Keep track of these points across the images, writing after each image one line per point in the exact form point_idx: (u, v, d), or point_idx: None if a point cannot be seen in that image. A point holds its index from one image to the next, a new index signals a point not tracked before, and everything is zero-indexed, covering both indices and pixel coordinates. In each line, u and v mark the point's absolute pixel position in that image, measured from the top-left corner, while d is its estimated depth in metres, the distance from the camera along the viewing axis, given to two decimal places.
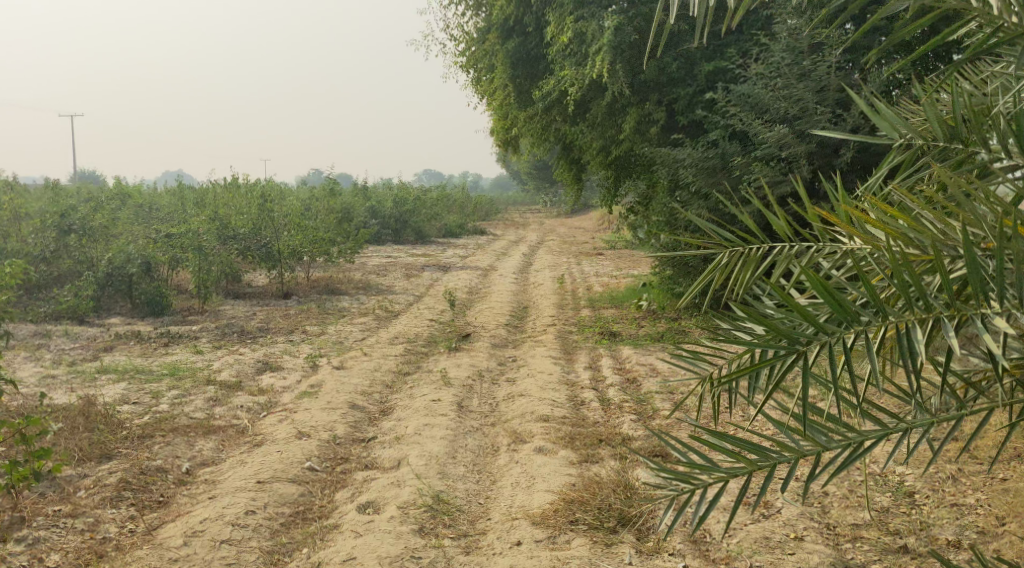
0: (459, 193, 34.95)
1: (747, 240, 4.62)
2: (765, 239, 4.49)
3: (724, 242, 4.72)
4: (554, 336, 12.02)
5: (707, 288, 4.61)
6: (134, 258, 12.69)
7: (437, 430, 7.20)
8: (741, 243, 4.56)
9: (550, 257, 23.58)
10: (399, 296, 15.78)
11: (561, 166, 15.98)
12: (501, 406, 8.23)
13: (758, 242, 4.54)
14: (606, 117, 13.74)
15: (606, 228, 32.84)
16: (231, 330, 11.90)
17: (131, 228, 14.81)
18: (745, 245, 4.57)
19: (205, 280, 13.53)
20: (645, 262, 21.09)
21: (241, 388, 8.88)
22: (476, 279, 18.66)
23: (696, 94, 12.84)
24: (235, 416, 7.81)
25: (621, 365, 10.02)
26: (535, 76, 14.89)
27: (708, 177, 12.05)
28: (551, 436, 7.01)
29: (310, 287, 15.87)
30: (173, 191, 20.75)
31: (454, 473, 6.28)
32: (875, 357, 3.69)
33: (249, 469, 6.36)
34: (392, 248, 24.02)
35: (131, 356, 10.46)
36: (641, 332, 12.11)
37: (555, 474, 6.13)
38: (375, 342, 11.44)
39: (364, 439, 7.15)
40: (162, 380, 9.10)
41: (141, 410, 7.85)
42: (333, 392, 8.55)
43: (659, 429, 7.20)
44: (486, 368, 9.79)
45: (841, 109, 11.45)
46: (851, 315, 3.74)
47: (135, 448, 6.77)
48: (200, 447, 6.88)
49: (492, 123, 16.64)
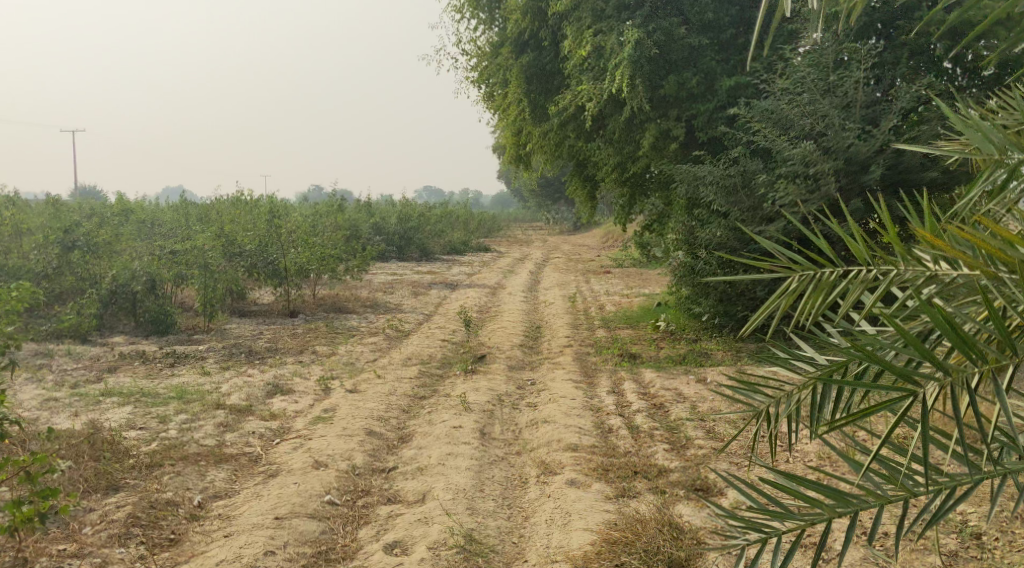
0: (462, 210, 34.58)
1: (818, 263, 4.29)
2: (839, 263, 4.18)
3: (791, 265, 4.39)
4: (572, 358, 11.64)
5: (774, 318, 4.27)
6: (139, 276, 12.35)
7: (461, 459, 6.82)
8: (811, 268, 4.24)
9: (558, 274, 23.20)
10: (409, 315, 15.40)
11: (574, 183, 15.60)
12: (524, 433, 7.86)
13: (830, 266, 4.23)
14: (624, 133, 13.40)
15: (612, 245, 32.43)
16: (239, 350, 11.53)
17: (135, 245, 14.46)
18: (816, 270, 4.25)
19: (211, 298, 13.36)
20: (656, 281, 20.72)
21: (252, 413, 8.51)
22: (484, 298, 18.26)
23: (717, 110, 12.53)
24: (247, 443, 7.44)
25: (646, 389, 9.65)
26: (550, 90, 14.58)
27: (729, 196, 11.68)
28: (583, 467, 6.65)
29: (317, 305, 15.50)
30: (176, 207, 20.39)
31: (484, 509, 5.91)
32: (999, 396, 3.41)
33: (266, 503, 5.98)
34: (397, 265, 23.62)
35: (136, 378, 10.08)
36: (662, 354, 11.74)
37: (592, 511, 5.78)
38: (388, 363, 11.06)
39: (384, 469, 6.77)
40: (169, 403, 8.73)
41: (148, 437, 7.48)
42: (349, 417, 8.17)
43: (696, 460, 6.83)
44: (504, 393, 9.39)
45: (869, 125, 11.15)
46: (975, 351, 3.45)
47: (143, 479, 6.40)
48: (212, 477, 6.51)
49: (503, 140, 16.31)
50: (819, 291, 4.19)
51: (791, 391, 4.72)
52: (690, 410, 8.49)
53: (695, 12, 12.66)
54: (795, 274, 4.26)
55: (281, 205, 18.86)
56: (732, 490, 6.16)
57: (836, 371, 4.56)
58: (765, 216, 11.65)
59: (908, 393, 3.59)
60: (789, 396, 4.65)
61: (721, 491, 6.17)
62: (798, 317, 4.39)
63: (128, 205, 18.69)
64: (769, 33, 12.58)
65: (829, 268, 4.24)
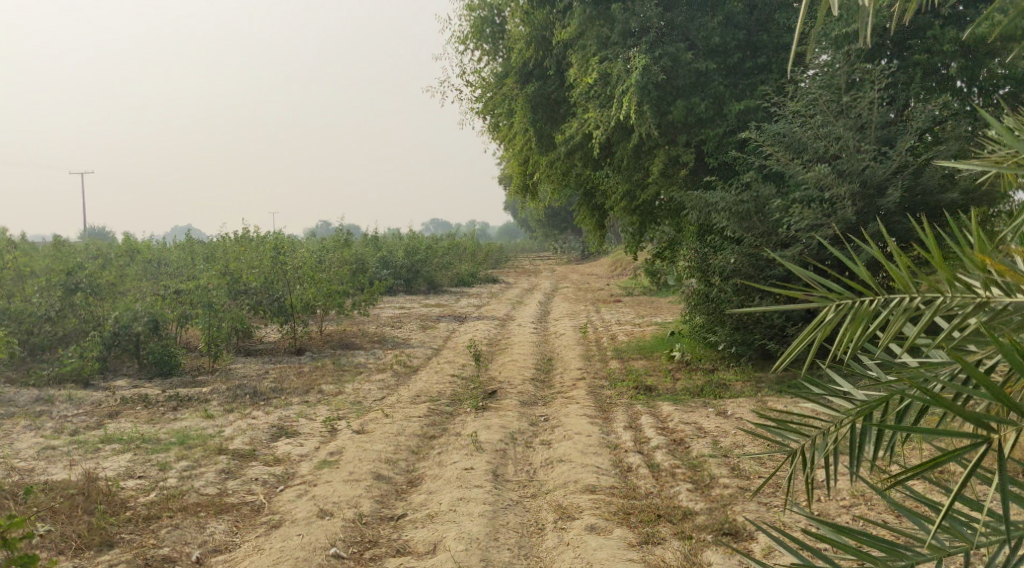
0: (469, 242, 34.34)
1: (854, 290, 3.98)
2: (879, 291, 3.89)
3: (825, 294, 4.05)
4: (586, 391, 11.30)
5: (811, 352, 3.96)
6: (141, 317, 12.11)
7: (474, 505, 6.48)
8: (849, 297, 3.93)
9: (568, 305, 22.87)
10: (417, 350, 15.09)
11: (582, 212, 15.30)
12: (539, 474, 7.53)
13: (869, 295, 3.93)
14: (633, 160, 13.13)
15: (621, 273, 32.11)
16: (243, 391, 11.22)
17: (138, 285, 14.22)
18: (855, 298, 3.93)
19: (217, 338, 12.91)
20: (667, 309, 20.39)
21: (255, 457, 8.19)
22: (494, 330, 17.95)
23: (727, 135, 12.27)
24: (250, 491, 7.12)
25: (664, 424, 9.31)
26: (557, 119, 14.33)
27: (742, 222, 11.41)
28: (602, 512, 6.32)
29: (324, 342, 15.19)
30: (183, 246, 20.19)
31: (499, 560, 5.56)
32: None
33: (267, 559, 5.65)
34: (404, 299, 23.34)
35: (138, 423, 9.77)
36: (678, 386, 11.41)
37: (614, 560, 5.45)
38: (396, 401, 10.73)
39: (393, 516, 6.43)
40: (170, 449, 8.42)
41: (147, 487, 7.16)
42: (356, 461, 7.84)
43: (722, 502, 6.54)
44: (517, 430, 9.04)
45: (885, 147, 10.86)
46: None
47: (139, 533, 6.08)
48: (211, 530, 6.18)
49: (510, 170, 16.06)
50: (858, 321, 3.88)
51: (827, 430, 4.44)
52: (711, 447, 8.16)
53: (701, 36, 12.41)
54: (832, 304, 3.95)
55: (286, 241, 18.60)
56: (762, 533, 5.84)
57: (874, 408, 4.28)
58: (779, 242, 11.36)
59: (982, 439, 3.32)
60: (825, 437, 4.36)
61: (751, 535, 5.86)
62: (835, 349, 4.08)
63: (133, 244, 18.45)
64: (777, 57, 12.32)
65: (869, 296, 3.92)
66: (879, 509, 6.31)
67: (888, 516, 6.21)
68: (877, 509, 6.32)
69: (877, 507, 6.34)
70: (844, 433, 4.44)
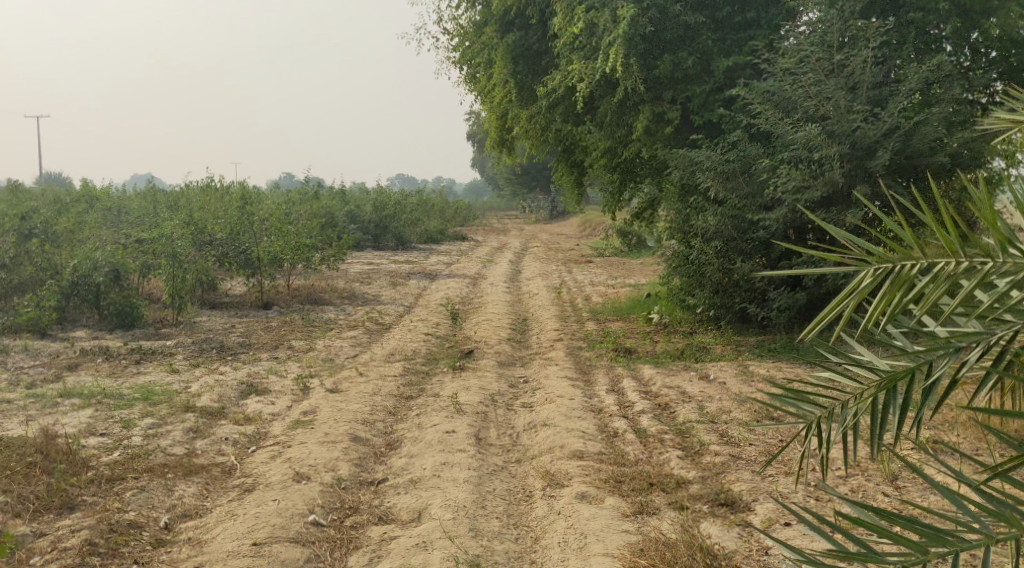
0: (438, 199, 33.83)
1: (891, 255, 3.71)
2: (921, 256, 3.63)
3: (857, 258, 3.77)
4: (564, 353, 11.02)
5: (842, 323, 3.64)
6: (100, 266, 11.59)
7: (458, 470, 6.19)
8: (888, 261, 3.66)
9: (539, 264, 22.51)
10: (389, 307, 14.71)
11: (561, 169, 14.92)
12: (523, 438, 7.26)
13: (909, 260, 3.67)
14: (616, 117, 12.74)
15: (591, 234, 31.78)
16: (210, 346, 10.81)
17: (98, 234, 13.74)
18: (894, 263, 3.66)
19: (180, 288, 12.45)
20: (641, 271, 20.10)
21: (224, 416, 7.83)
22: (465, 289, 17.57)
23: (713, 92, 11.93)
24: (220, 452, 6.76)
25: (647, 388, 9.06)
26: (538, 71, 13.89)
27: (727, 182, 11.14)
28: (592, 479, 6.05)
29: (292, 296, 14.75)
30: (144, 195, 19.58)
31: (488, 530, 5.26)
32: None
33: (241, 525, 5.30)
34: (373, 255, 22.85)
35: (98, 377, 9.34)
36: (658, 349, 11.17)
37: (609, 531, 5.18)
38: (370, 360, 10.38)
39: (373, 481, 6.12)
40: (134, 405, 8.03)
41: (110, 445, 6.79)
42: (330, 421, 7.50)
43: (715, 470, 6.30)
44: (497, 391, 8.76)
45: (877, 107, 10.59)
46: None
47: (103, 496, 5.72)
48: (181, 493, 5.83)
49: (486, 124, 15.63)
50: (897, 288, 3.60)
51: (847, 404, 4.16)
52: (698, 412, 7.92)
53: None
54: (867, 269, 3.66)
55: (252, 192, 18.05)
56: (759, 504, 5.58)
57: (899, 379, 4.02)
58: (764, 204, 11.10)
59: None
60: (846, 410, 4.10)
61: (749, 506, 5.58)
62: (865, 321, 3.79)
63: (91, 192, 17.81)
64: (767, 13, 11.96)
65: (909, 261, 3.65)
66: (876, 481, 6.09)
67: (886, 487, 6.01)
68: (874, 480, 6.11)
69: (876, 477, 6.13)
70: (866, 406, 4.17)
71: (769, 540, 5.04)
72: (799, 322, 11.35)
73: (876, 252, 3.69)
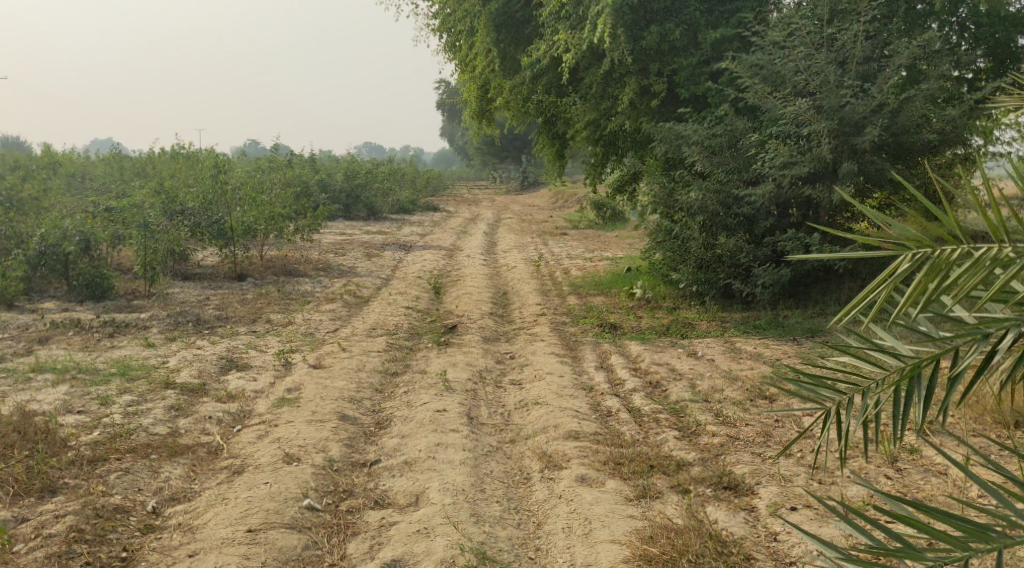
0: (409, 169, 33.41)
1: (930, 241, 3.59)
2: (964, 241, 3.51)
3: (895, 244, 3.65)
4: (548, 328, 10.87)
5: (874, 310, 3.54)
6: (71, 235, 11.27)
7: (453, 452, 6.03)
8: (927, 246, 3.55)
9: (515, 236, 22.27)
10: (366, 279, 14.45)
11: (541, 141, 14.66)
12: (515, 417, 7.10)
13: (949, 246, 3.55)
14: (601, 88, 12.53)
15: (564, 206, 31.59)
16: (186, 319, 10.53)
17: (64, 201, 13.38)
18: (934, 248, 3.54)
19: (152, 259, 12.11)
20: (617, 244, 19.92)
21: (205, 392, 7.60)
22: (441, 261, 17.31)
23: (701, 64, 11.74)
24: (205, 431, 6.55)
25: (635, 365, 8.91)
26: (521, 40, 13.63)
27: (714, 156, 10.99)
28: (591, 461, 5.91)
29: (265, 267, 14.44)
30: (110, 161, 19.11)
31: (489, 515, 5.15)
32: None
33: (234, 510, 5.14)
34: (345, 226, 22.50)
35: (71, 350, 9.05)
36: (643, 324, 11.04)
37: (614, 517, 5.06)
38: (351, 334, 10.15)
39: (365, 462, 5.95)
40: (111, 381, 7.78)
41: (89, 423, 6.55)
42: (317, 399, 7.30)
43: (714, 451, 6.16)
44: (484, 368, 8.60)
45: (867, 82, 10.46)
46: None
47: (86, 477, 5.51)
48: (167, 475, 5.63)
49: (466, 93, 15.35)
50: (936, 272, 3.49)
51: (869, 390, 4.03)
52: (690, 390, 7.79)
53: None
54: (905, 254, 3.54)
55: (224, 159, 17.66)
56: (762, 488, 5.47)
57: (923, 366, 3.89)
58: (750, 178, 10.96)
59: None
60: (866, 397, 3.98)
61: (752, 490, 5.47)
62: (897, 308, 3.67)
63: (56, 157, 17.32)
64: None
65: (949, 247, 3.54)
66: (877, 463, 5.92)
67: (887, 470, 5.84)
68: (875, 462, 5.93)
69: (876, 459, 5.96)
70: (888, 393, 4.04)
71: (776, 525, 4.96)
72: (782, 299, 11.13)
73: (916, 236, 3.57)
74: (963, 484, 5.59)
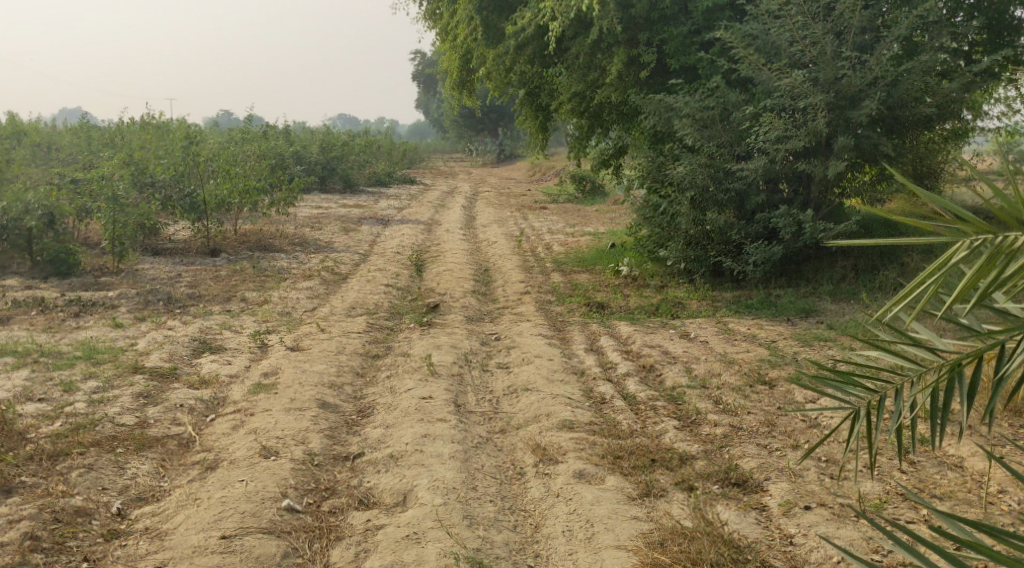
0: (386, 140, 32.77)
1: (988, 228, 3.29)
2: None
3: (951, 231, 3.36)
4: (534, 307, 10.49)
5: (919, 304, 3.26)
6: (33, 210, 10.71)
7: (441, 444, 5.65)
8: (986, 233, 3.26)
9: (493, 210, 21.81)
10: (343, 254, 14.00)
11: (525, 113, 14.18)
12: (504, 405, 6.73)
13: (1011, 233, 3.25)
14: (588, 58, 12.08)
15: (543, 179, 31.13)
16: (156, 297, 10.05)
17: (29, 173, 12.77)
18: (994, 235, 3.25)
19: (121, 234, 11.57)
20: (598, 219, 19.49)
21: (177, 377, 7.18)
22: (420, 236, 16.85)
23: (691, 34, 11.32)
24: (175, 422, 6.14)
25: (627, 346, 8.54)
26: (505, 7, 13.13)
27: (706, 129, 10.60)
28: (589, 455, 5.55)
29: (239, 243, 13.93)
30: (77, 131, 18.42)
31: (483, 517, 4.85)
32: None
33: (207, 514, 4.77)
34: (320, 199, 21.95)
35: (33, 331, 8.57)
36: (632, 303, 10.69)
37: (619, 521, 4.77)
38: (330, 314, 9.74)
39: (347, 455, 5.57)
40: (75, 364, 7.33)
41: (50, 413, 6.13)
42: (295, 385, 6.89)
43: (717, 443, 5.82)
44: (469, 350, 8.22)
45: (864, 53, 10.07)
46: None
47: (45, 475, 5.11)
48: (134, 471, 5.23)
49: (447, 63, 14.83)
50: (992, 262, 3.20)
51: (904, 390, 3.73)
52: (686, 374, 7.43)
53: None
54: (961, 241, 3.26)
55: (196, 130, 17.07)
56: (772, 484, 5.14)
57: (963, 364, 3.55)
58: (743, 153, 10.60)
59: None
60: (899, 400, 3.71)
61: (760, 486, 5.14)
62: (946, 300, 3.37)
63: (21, 126, 16.66)
64: None
65: (1010, 235, 3.24)
66: (887, 455, 5.48)
67: (900, 463, 5.45)
68: (886, 454, 5.51)
69: (886, 450, 5.54)
70: (927, 392, 3.73)
71: (791, 527, 4.70)
72: (773, 277, 10.66)
73: (973, 221, 3.28)
74: (982, 479, 5.25)
